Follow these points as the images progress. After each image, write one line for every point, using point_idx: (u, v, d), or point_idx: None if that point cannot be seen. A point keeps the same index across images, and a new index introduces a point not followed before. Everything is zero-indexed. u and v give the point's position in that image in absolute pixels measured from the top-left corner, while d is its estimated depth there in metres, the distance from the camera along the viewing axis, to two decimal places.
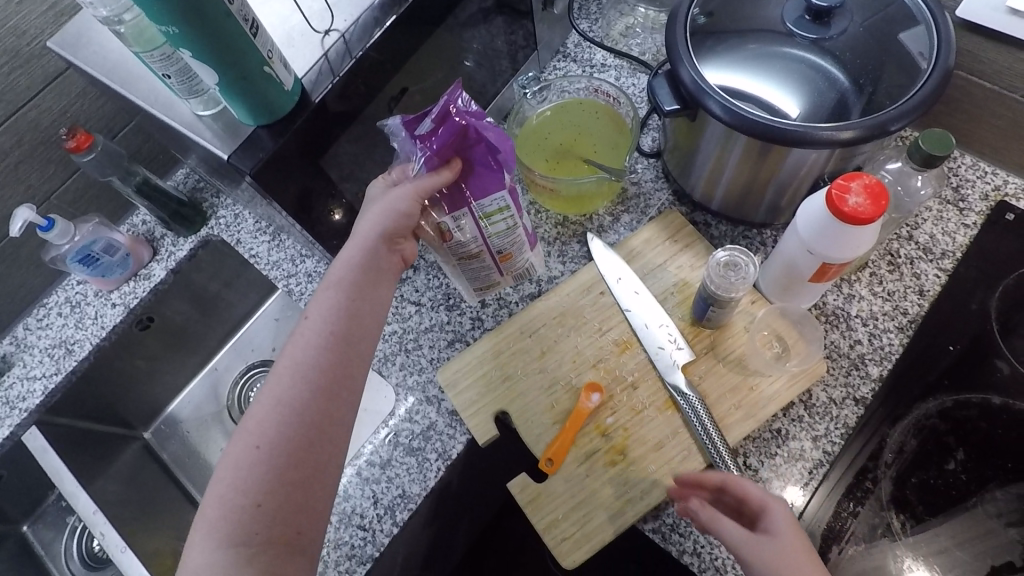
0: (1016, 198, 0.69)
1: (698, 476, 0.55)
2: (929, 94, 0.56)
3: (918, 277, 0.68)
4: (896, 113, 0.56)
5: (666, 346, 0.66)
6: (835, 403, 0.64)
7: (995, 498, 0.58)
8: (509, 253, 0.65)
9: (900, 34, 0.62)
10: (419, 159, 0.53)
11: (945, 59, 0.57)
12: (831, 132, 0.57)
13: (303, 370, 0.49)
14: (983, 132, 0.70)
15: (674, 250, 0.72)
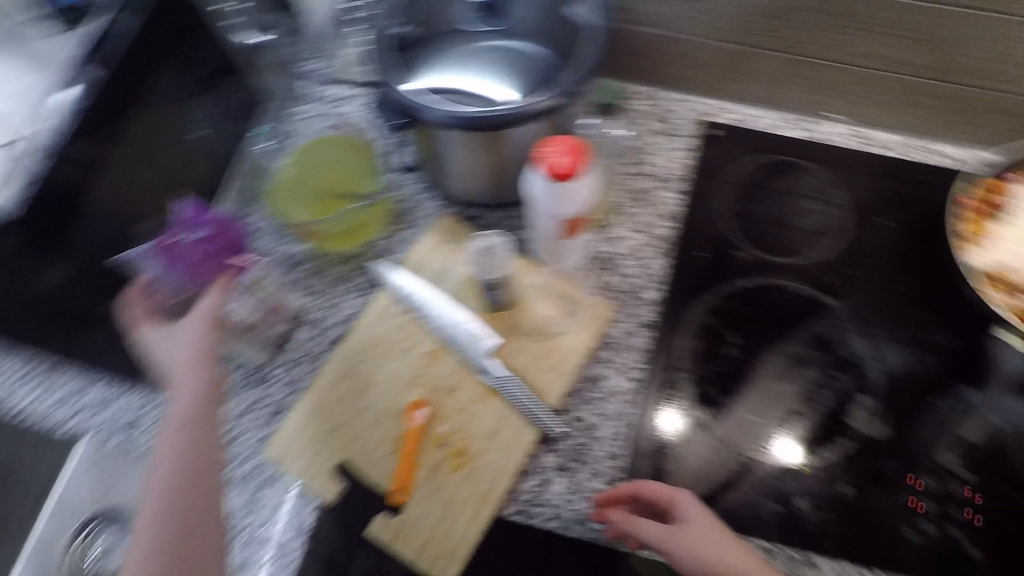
0: (713, 117, 0.80)
1: (610, 493, 0.61)
2: (595, 57, 0.64)
3: (661, 204, 0.77)
4: (576, 79, 0.63)
5: (471, 340, 0.69)
6: (630, 334, 0.71)
7: (769, 363, 0.68)
8: (276, 304, 0.71)
9: (564, 7, 0.69)
10: (179, 278, 0.60)
11: (598, 27, 0.67)
12: (532, 106, 0.61)
13: (162, 525, 0.46)
14: (672, 69, 0.79)
15: (455, 250, 0.74)
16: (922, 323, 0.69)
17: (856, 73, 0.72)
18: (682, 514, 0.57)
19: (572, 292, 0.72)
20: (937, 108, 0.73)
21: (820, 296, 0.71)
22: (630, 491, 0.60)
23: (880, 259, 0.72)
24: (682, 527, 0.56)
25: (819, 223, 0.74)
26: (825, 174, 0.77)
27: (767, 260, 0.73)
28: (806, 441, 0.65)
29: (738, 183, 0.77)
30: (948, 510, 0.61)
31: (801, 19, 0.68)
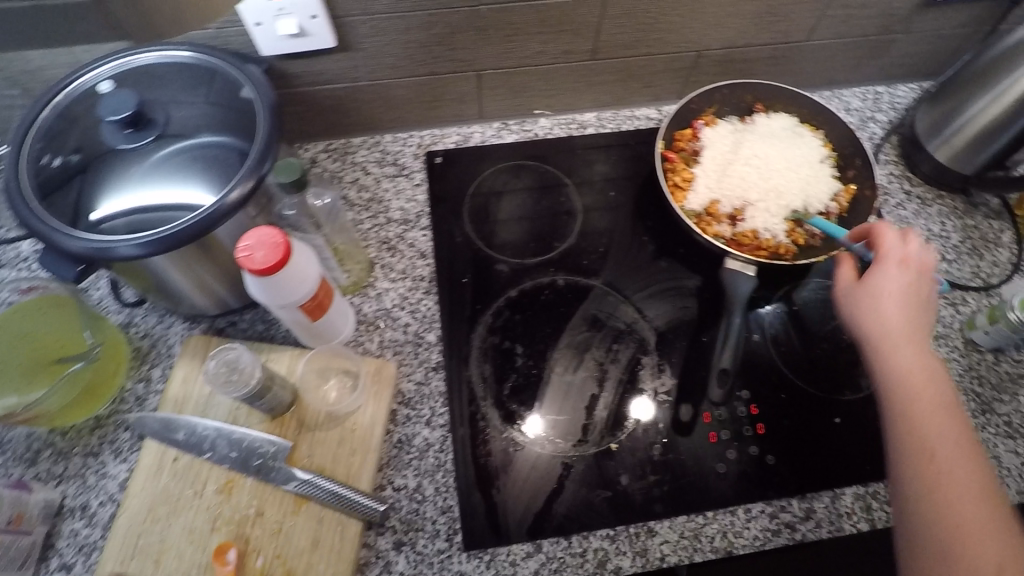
0: (435, 144, 0.82)
1: None
2: (270, 126, 0.60)
3: (413, 244, 0.76)
4: (258, 154, 0.58)
5: (262, 456, 0.63)
6: (423, 382, 0.70)
7: (557, 359, 0.71)
8: (18, 513, 0.58)
9: (222, 87, 0.63)
10: None
11: (265, 91, 0.61)
12: (221, 203, 0.55)
13: None
14: (377, 114, 0.79)
15: None
16: (670, 272, 0.75)
17: (534, 70, 0.76)
18: (882, 257, 0.58)
19: (341, 365, 0.69)
20: (617, 80, 0.80)
21: (580, 280, 0.75)
22: None
23: (619, 227, 0.78)
24: (875, 270, 0.58)
25: (560, 211, 0.79)
26: (551, 167, 0.81)
27: (525, 263, 0.75)
28: (609, 419, 0.68)
29: (476, 200, 0.79)
30: (740, 430, 0.68)
31: (462, 38, 0.70)
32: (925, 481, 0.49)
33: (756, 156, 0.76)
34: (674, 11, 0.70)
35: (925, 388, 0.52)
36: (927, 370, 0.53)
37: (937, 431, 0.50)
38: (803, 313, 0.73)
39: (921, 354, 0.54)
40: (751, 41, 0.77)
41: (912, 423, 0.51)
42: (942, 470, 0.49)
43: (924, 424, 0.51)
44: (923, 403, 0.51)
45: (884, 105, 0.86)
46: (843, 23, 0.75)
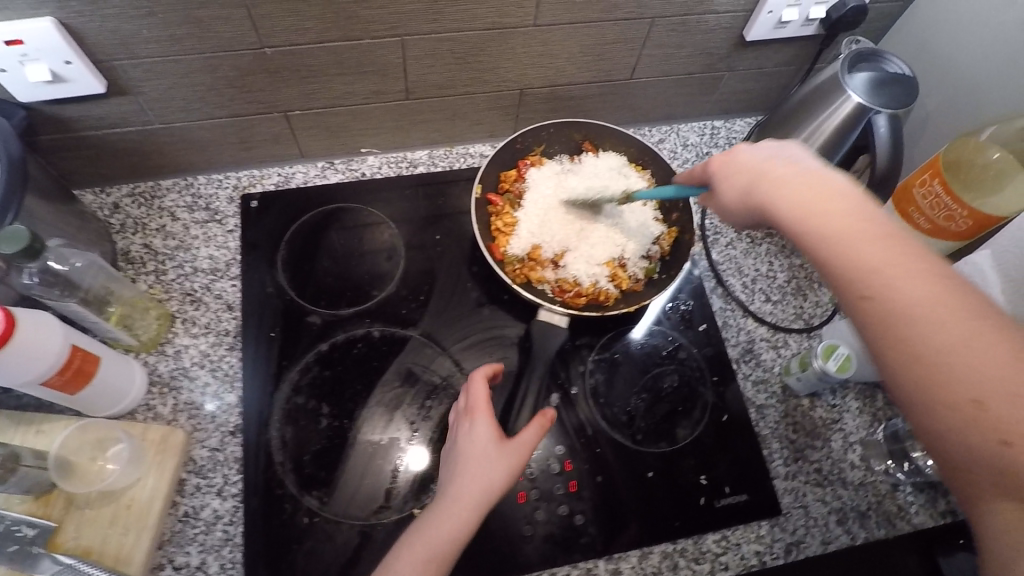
0: (252, 187, 0.78)
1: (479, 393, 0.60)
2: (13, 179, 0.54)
3: (220, 296, 0.72)
4: None
5: (15, 541, 0.56)
6: (218, 448, 0.65)
7: (367, 419, 0.67)
8: None
9: None
10: None
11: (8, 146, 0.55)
12: None
13: None
14: (184, 155, 0.75)
15: None
16: (492, 320, 0.73)
17: (347, 110, 0.72)
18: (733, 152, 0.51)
19: (109, 432, 0.63)
20: (443, 118, 0.78)
21: (396, 331, 0.71)
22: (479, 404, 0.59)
23: (443, 272, 0.76)
24: (733, 158, 0.51)
25: (381, 258, 0.76)
26: (372, 211, 0.79)
27: (340, 314, 0.72)
28: (414, 482, 0.65)
29: (292, 247, 0.75)
30: (550, 490, 0.65)
31: (256, 81, 0.66)
32: (910, 364, 0.36)
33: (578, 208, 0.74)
34: (483, 52, 0.68)
35: (847, 244, 0.40)
36: (843, 218, 0.41)
37: (890, 276, 0.38)
38: (625, 361, 0.72)
39: (828, 211, 0.42)
40: (573, 79, 0.76)
41: (858, 287, 0.39)
42: (914, 325, 0.36)
43: (870, 281, 0.38)
44: (856, 254, 0.39)
45: (721, 140, 0.87)
46: (665, 62, 0.75)
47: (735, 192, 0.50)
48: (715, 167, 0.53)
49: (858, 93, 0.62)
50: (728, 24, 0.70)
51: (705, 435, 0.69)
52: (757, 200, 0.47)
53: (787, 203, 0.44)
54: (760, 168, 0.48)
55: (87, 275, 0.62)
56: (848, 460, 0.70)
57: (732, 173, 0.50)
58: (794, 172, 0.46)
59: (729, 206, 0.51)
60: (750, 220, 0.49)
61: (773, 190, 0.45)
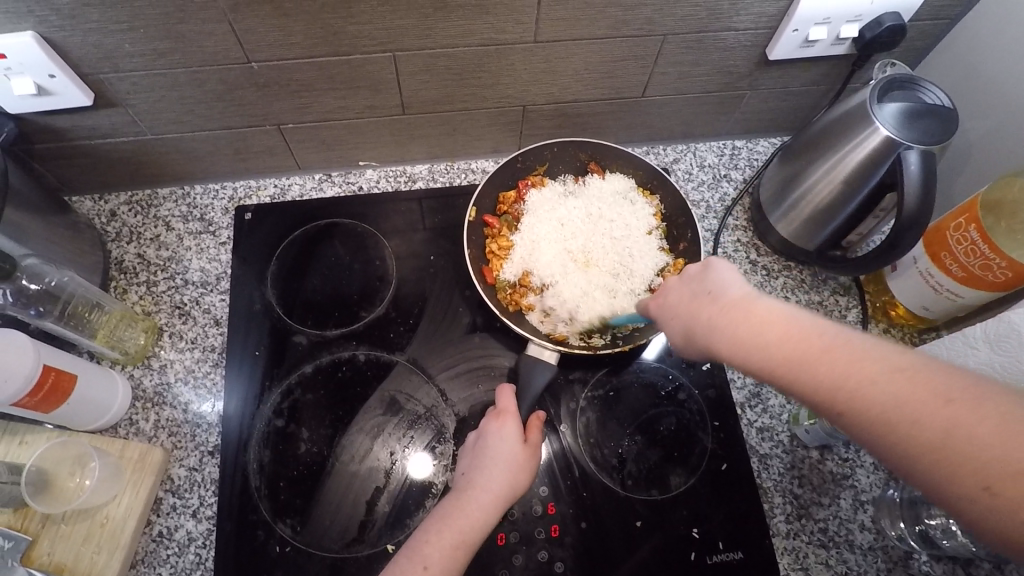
0: (248, 199, 0.78)
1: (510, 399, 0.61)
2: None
3: (209, 310, 0.72)
4: None
5: None
6: (195, 468, 0.64)
7: (346, 446, 0.64)
8: None
9: None
10: None
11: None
12: None
13: None
14: (182, 166, 0.75)
15: None
16: (481, 348, 0.70)
17: (340, 123, 0.72)
18: (660, 297, 0.50)
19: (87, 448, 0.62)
20: (441, 133, 0.76)
21: (382, 355, 0.69)
22: (511, 410, 0.60)
23: (435, 294, 0.73)
24: (664, 306, 0.49)
25: (372, 277, 0.74)
26: (366, 226, 0.77)
27: (327, 334, 0.70)
28: (390, 516, 0.62)
29: (284, 263, 0.74)
30: (531, 533, 0.62)
31: (244, 95, 0.64)
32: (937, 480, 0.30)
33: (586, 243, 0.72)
34: (480, 69, 0.65)
35: (799, 368, 0.36)
36: (791, 339, 0.38)
37: (859, 391, 0.34)
38: (620, 399, 0.68)
39: (766, 340, 0.38)
40: (579, 96, 0.72)
41: (838, 409, 0.34)
42: (905, 432, 0.32)
43: (841, 400, 0.34)
44: (815, 373, 0.36)
45: (741, 162, 0.82)
46: (679, 80, 0.71)
47: (678, 331, 0.46)
48: (654, 310, 0.50)
49: (887, 125, 0.57)
50: (747, 42, 0.65)
51: (700, 483, 0.65)
52: (702, 340, 0.43)
53: (728, 339, 0.40)
54: (693, 309, 0.45)
55: (64, 293, 0.62)
56: (857, 521, 0.64)
57: (672, 313, 0.47)
58: (728, 300, 0.42)
59: (677, 345, 0.47)
60: (703, 358, 0.45)
61: (714, 327, 0.42)
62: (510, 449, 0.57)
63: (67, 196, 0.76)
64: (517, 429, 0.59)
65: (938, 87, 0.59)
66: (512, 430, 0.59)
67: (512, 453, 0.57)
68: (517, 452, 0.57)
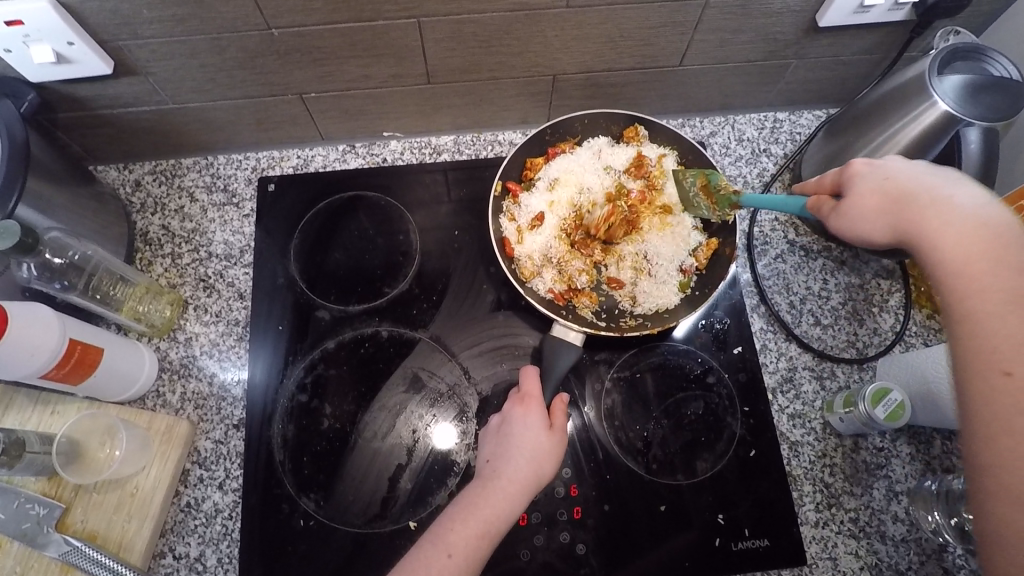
0: (271, 170, 0.77)
1: (532, 387, 0.60)
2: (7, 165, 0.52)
3: (232, 284, 0.71)
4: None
5: (27, 520, 0.57)
6: (221, 441, 0.65)
7: (369, 422, 0.64)
8: None
9: None
10: None
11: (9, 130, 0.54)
12: None
13: None
14: (205, 135, 0.74)
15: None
16: (506, 326, 0.69)
17: (363, 92, 0.69)
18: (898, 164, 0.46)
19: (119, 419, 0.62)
20: (468, 104, 0.74)
21: (405, 332, 0.68)
22: (534, 398, 0.59)
23: (459, 271, 0.72)
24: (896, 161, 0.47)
25: (395, 251, 0.73)
26: (389, 199, 0.75)
27: (349, 310, 0.69)
28: (413, 493, 0.62)
29: (307, 236, 0.73)
30: (553, 515, 0.61)
31: (266, 63, 0.62)
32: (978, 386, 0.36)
33: (626, 198, 0.70)
34: (509, 35, 0.62)
35: (973, 259, 0.39)
36: (1012, 270, 0.37)
37: (1020, 327, 0.36)
38: (647, 381, 0.67)
39: (960, 242, 0.40)
40: (613, 65, 0.69)
41: (997, 359, 0.36)
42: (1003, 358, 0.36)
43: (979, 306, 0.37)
44: (975, 275, 0.38)
45: (782, 136, 0.78)
46: (719, 49, 0.67)
47: (879, 207, 0.45)
48: (857, 171, 0.48)
49: (946, 99, 0.53)
50: (797, 6, 0.61)
51: (727, 470, 0.64)
52: (900, 217, 0.43)
53: (931, 225, 0.41)
54: (909, 180, 0.44)
55: (89, 265, 0.62)
56: (890, 511, 0.63)
57: (879, 181, 0.46)
58: (959, 204, 0.41)
59: (857, 218, 0.46)
60: (876, 235, 0.45)
61: (924, 213, 0.42)
62: (533, 439, 0.56)
63: (92, 165, 0.76)
64: (541, 417, 0.58)
65: (1008, 59, 0.54)
66: (535, 419, 0.57)
67: (536, 444, 0.56)
68: (541, 442, 0.56)
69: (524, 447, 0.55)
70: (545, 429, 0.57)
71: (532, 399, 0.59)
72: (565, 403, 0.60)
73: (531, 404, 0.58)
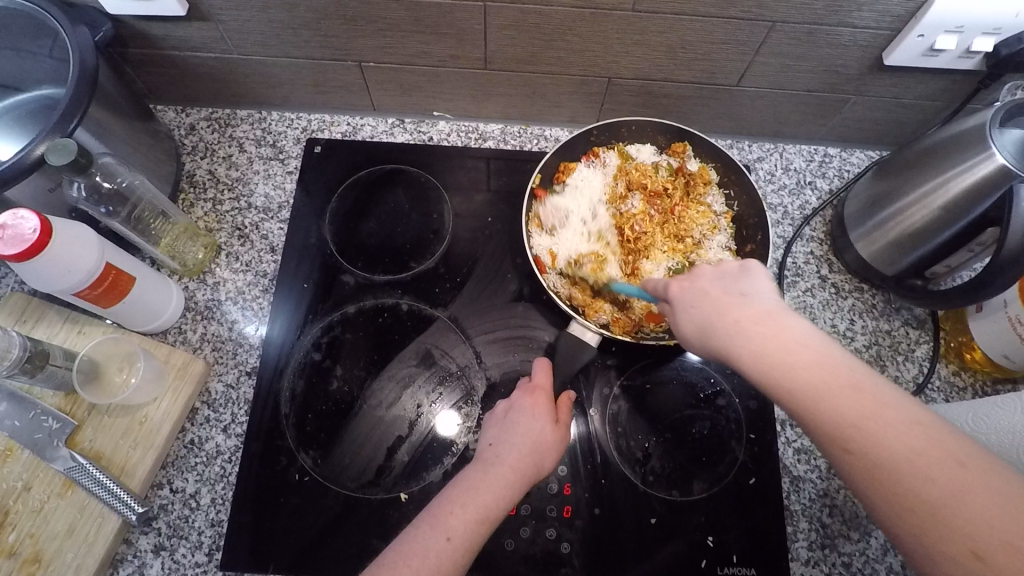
0: (320, 132, 0.79)
1: (542, 381, 0.60)
2: (75, 87, 0.55)
3: (266, 237, 0.73)
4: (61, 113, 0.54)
5: (41, 430, 0.59)
6: (232, 386, 0.66)
7: (376, 391, 0.65)
8: None
9: (58, 39, 0.59)
10: None
11: (80, 53, 0.56)
12: (17, 157, 0.52)
13: None
14: (263, 90, 0.76)
15: (25, 331, 0.64)
16: (524, 318, 0.69)
17: (421, 69, 0.71)
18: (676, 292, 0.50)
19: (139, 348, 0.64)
20: (522, 95, 0.75)
21: (425, 308, 0.69)
22: (540, 390, 0.59)
23: (487, 257, 0.72)
24: (677, 299, 0.49)
25: (427, 229, 0.73)
26: (429, 177, 0.76)
27: (374, 279, 0.70)
28: (409, 466, 0.62)
29: (345, 201, 0.74)
30: (543, 510, 0.61)
31: (332, 26, 0.64)
32: (899, 508, 0.34)
33: (654, 198, 0.70)
34: (571, 31, 0.63)
35: (814, 392, 0.38)
36: (811, 367, 0.39)
37: (846, 412, 0.37)
38: (657, 394, 0.66)
39: (809, 369, 0.39)
40: (670, 76, 0.69)
41: (843, 444, 0.36)
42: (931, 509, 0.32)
43: (853, 439, 0.36)
44: (831, 413, 0.37)
45: (830, 171, 0.77)
46: (780, 74, 0.67)
47: (691, 325, 0.47)
48: (671, 293, 0.50)
49: (1005, 152, 0.52)
50: (864, 41, 0.61)
51: (724, 495, 0.63)
52: (716, 338, 0.45)
53: (750, 350, 0.42)
54: (723, 302, 0.45)
55: (134, 196, 0.64)
56: (886, 563, 0.61)
57: (690, 302, 0.48)
58: (762, 310, 0.44)
59: (685, 333, 0.48)
60: (702, 351, 0.47)
61: (740, 339, 0.43)
62: (534, 432, 0.56)
63: (152, 103, 0.79)
64: (545, 410, 0.58)
65: None
66: (536, 413, 0.57)
67: (537, 437, 0.56)
68: (544, 435, 0.56)
69: (526, 440, 0.55)
70: (545, 423, 0.57)
71: (538, 392, 0.59)
72: (569, 399, 0.61)
73: (536, 397, 0.59)
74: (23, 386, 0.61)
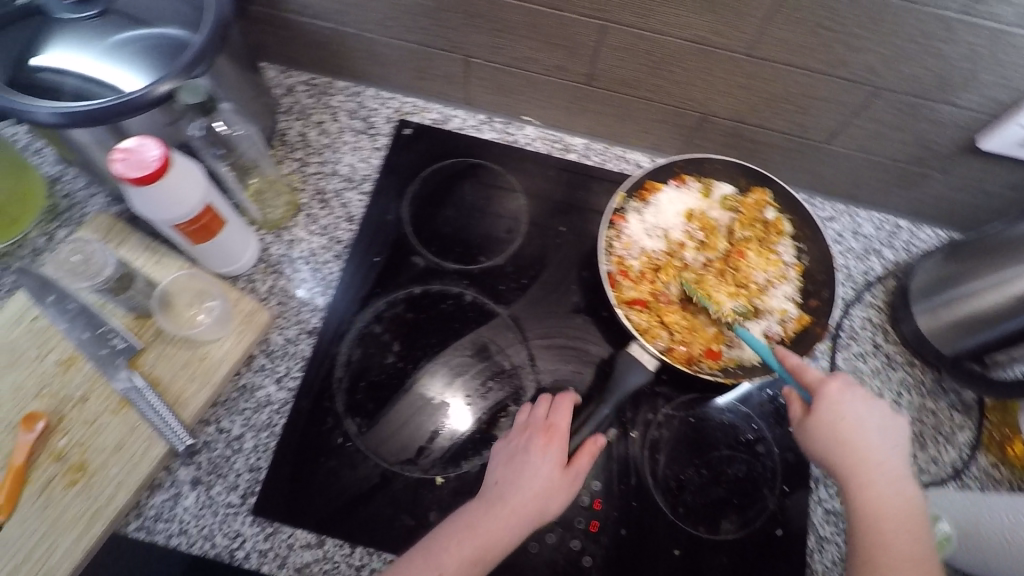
0: (412, 116, 0.81)
1: (559, 422, 0.60)
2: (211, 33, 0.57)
3: (346, 206, 0.75)
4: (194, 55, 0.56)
5: (108, 347, 0.61)
6: (291, 341, 0.68)
7: (428, 371, 0.66)
8: None
9: None
10: None
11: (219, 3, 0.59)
12: (149, 90, 0.54)
13: None
14: (367, 66, 0.79)
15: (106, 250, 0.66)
16: (580, 330, 0.70)
17: (523, 74, 0.73)
18: (829, 395, 0.55)
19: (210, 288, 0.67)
20: (613, 115, 0.77)
21: (487, 302, 0.71)
22: (557, 432, 0.60)
23: (553, 264, 0.74)
24: (827, 399, 0.55)
25: (500, 227, 0.75)
26: (509, 178, 0.78)
27: (442, 265, 0.72)
28: (449, 451, 0.63)
29: (426, 186, 0.76)
30: (571, 520, 0.62)
31: (450, 18, 0.66)
32: None
33: (724, 235, 0.72)
34: (680, 63, 0.64)
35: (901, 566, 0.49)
36: (904, 540, 0.50)
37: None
38: (698, 427, 0.67)
39: (899, 541, 0.50)
40: (764, 123, 0.70)
41: None
42: None
43: None
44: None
45: (899, 242, 0.78)
46: (871, 139, 0.68)
47: (830, 429, 0.54)
48: (826, 385, 0.56)
49: None
50: (962, 123, 0.62)
51: (750, 539, 0.63)
52: (847, 459, 0.53)
53: (864, 498, 0.52)
54: (870, 434, 0.54)
55: (236, 144, 0.66)
56: None
57: (836, 413, 0.55)
58: (891, 470, 0.53)
59: (813, 432, 0.55)
60: (816, 453, 0.55)
61: (864, 485, 0.52)
62: (542, 476, 0.57)
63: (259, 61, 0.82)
64: (560, 454, 0.58)
65: None
66: (551, 457, 0.58)
67: (544, 483, 0.57)
68: (552, 481, 0.57)
69: (532, 486, 0.57)
70: (558, 467, 0.58)
71: (553, 434, 0.60)
72: (599, 442, 0.59)
73: (552, 439, 0.59)
74: (97, 300, 0.64)
